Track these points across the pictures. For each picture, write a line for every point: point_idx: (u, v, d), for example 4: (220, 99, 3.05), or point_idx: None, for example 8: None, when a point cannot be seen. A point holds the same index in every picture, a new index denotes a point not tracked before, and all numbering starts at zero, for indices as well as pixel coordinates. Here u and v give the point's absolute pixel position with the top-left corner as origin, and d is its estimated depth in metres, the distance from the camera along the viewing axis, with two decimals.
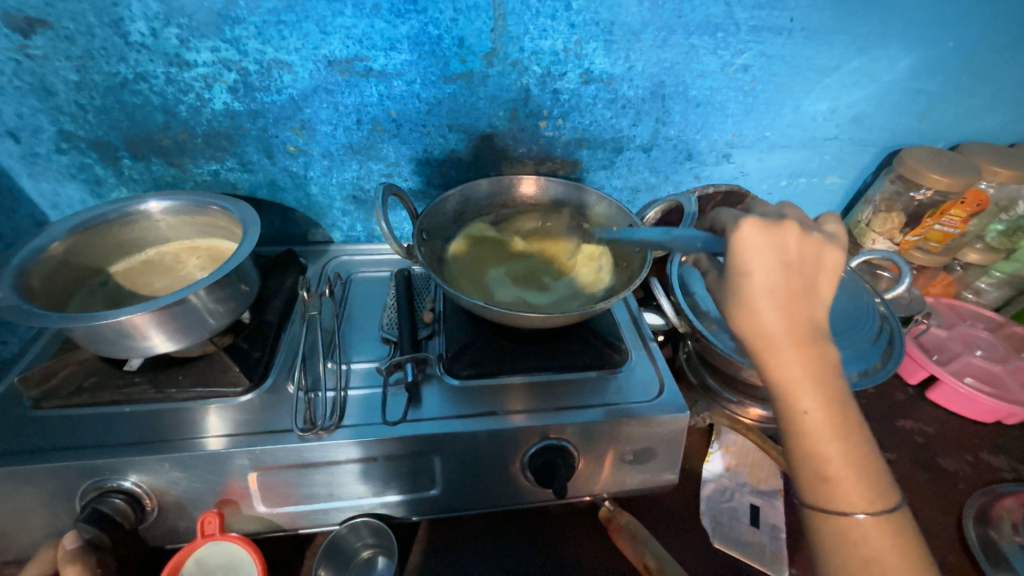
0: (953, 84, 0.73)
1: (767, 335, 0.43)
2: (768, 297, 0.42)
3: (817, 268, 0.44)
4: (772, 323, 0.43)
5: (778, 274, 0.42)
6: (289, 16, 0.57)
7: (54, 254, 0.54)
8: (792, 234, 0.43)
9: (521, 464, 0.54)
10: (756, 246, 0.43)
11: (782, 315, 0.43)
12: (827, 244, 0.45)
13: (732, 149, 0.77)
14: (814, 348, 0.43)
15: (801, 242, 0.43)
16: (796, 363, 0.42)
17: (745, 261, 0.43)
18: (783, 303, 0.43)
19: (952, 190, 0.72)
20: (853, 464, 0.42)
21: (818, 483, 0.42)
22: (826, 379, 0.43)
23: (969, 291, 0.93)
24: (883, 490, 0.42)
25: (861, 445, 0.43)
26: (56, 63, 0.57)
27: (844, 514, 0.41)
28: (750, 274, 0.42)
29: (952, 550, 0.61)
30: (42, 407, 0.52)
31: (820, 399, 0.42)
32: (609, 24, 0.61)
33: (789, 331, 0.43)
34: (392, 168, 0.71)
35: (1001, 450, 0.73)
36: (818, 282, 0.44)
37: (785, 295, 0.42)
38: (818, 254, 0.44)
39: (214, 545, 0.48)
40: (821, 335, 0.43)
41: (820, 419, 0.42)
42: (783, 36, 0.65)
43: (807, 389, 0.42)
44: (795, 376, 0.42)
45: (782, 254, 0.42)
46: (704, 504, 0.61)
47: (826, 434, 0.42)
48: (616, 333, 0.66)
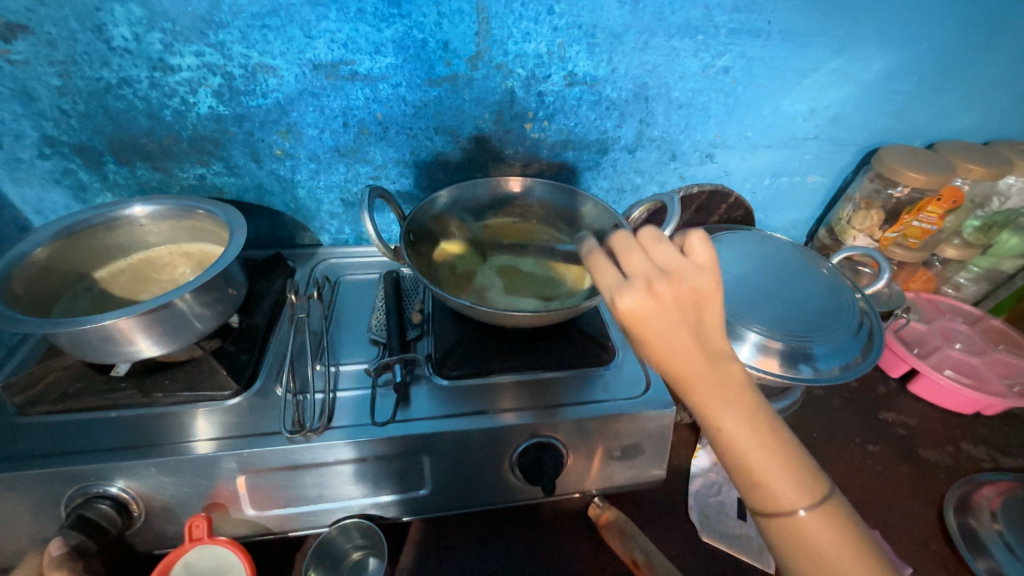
0: (928, 84, 0.75)
1: (670, 372, 0.40)
2: (662, 347, 0.39)
3: (697, 304, 0.39)
4: (671, 361, 0.40)
5: (668, 332, 0.39)
6: (273, 21, 0.57)
7: (38, 259, 0.54)
8: (664, 291, 0.38)
9: (510, 462, 0.55)
10: (642, 319, 0.39)
11: (677, 354, 0.39)
12: (701, 287, 0.39)
13: (715, 150, 0.78)
14: (716, 365, 0.40)
15: (672, 290, 0.38)
16: (702, 385, 0.40)
17: (636, 329, 0.39)
18: (678, 345, 0.39)
19: (928, 187, 0.74)
20: (784, 466, 0.40)
21: (751, 490, 0.40)
22: (735, 393, 0.40)
23: (948, 285, 0.96)
24: (815, 485, 0.40)
25: (788, 444, 0.40)
26: (38, 68, 0.57)
27: (785, 515, 0.39)
28: (644, 339, 0.40)
29: (934, 539, 0.62)
30: (26, 413, 0.51)
31: (734, 410, 0.40)
32: (592, 27, 0.62)
33: (688, 362, 0.40)
34: (380, 171, 0.72)
35: (981, 440, 0.75)
36: (704, 315, 0.40)
37: (676, 337, 0.39)
38: (693, 295, 0.39)
39: (202, 549, 0.47)
40: (719, 355, 0.40)
41: (737, 430, 0.39)
42: (762, 39, 0.66)
43: (718, 404, 0.40)
44: (707, 397, 0.40)
45: (665, 318, 0.38)
46: (692, 499, 0.62)
47: (750, 444, 0.39)
48: (604, 331, 0.66)
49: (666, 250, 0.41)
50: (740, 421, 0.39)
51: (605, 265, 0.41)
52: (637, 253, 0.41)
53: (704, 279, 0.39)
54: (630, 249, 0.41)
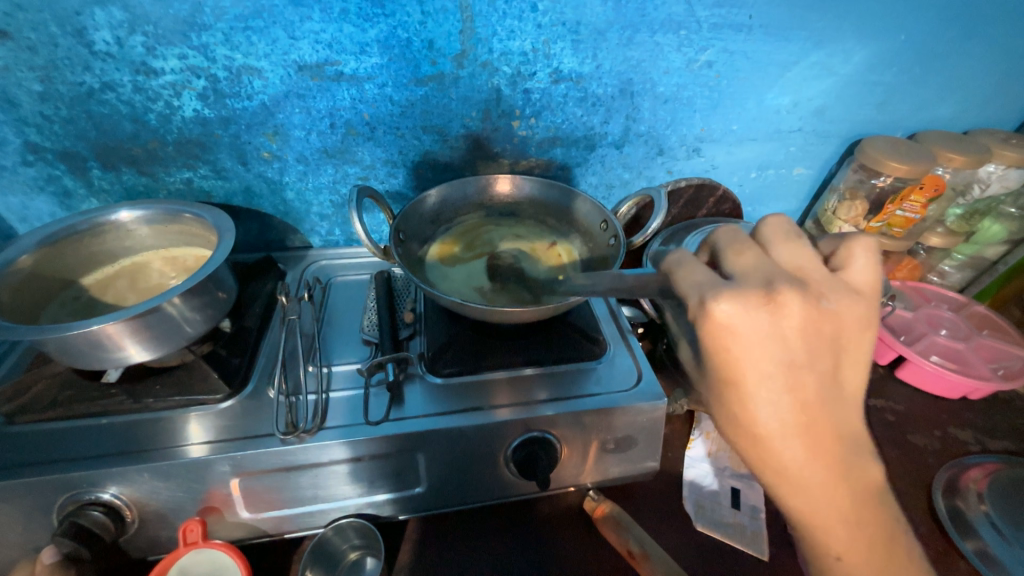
0: (906, 75, 0.77)
1: (793, 478, 0.41)
2: (786, 447, 0.40)
3: (835, 334, 0.41)
4: (793, 462, 0.40)
5: (784, 386, 0.40)
6: (256, 22, 0.57)
7: (23, 267, 0.54)
8: (792, 306, 0.39)
9: (505, 458, 0.55)
10: (738, 337, 0.39)
11: (802, 458, 0.40)
12: (844, 307, 0.41)
13: (702, 144, 0.79)
14: (844, 477, 0.41)
15: (810, 311, 0.40)
16: (827, 501, 0.41)
17: (740, 369, 0.40)
18: (805, 448, 0.40)
19: (911, 177, 0.75)
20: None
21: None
22: (858, 510, 0.41)
23: (934, 273, 0.97)
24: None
25: (909, 564, 0.41)
26: (18, 73, 0.57)
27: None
28: (751, 404, 0.40)
29: (924, 523, 0.63)
30: (14, 422, 0.51)
31: (852, 531, 0.41)
32: (576, 24, 0.63)
33: (817, 471, 0.40)
34: (369, 171, 0.72)
35: (968, 424, 0.76)
36: (838, 373, 0.41)
37: (802, 431, 0.40)
38: (834, 322, 0.41)
39: (197, 553, 0.47)
40: (849, 457, 0.41)
41: (853, 549, 0.41)
42: (743, 33, 0.67)
43: (839, 525, 0.41)
44: (819, 503, 0.41)
45: (780, 351, 0.39)
46: (687, 490, 0.63)
47: (871, 567, 0.40)
48: (594, 326, 0.67)
49: (795, 250, 0.44)
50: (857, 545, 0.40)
51: (692, 266, 0.43)
52: (753, 253, 0.44)
53: (850, 301, 0.41)
54: (741, 249, 0.45)
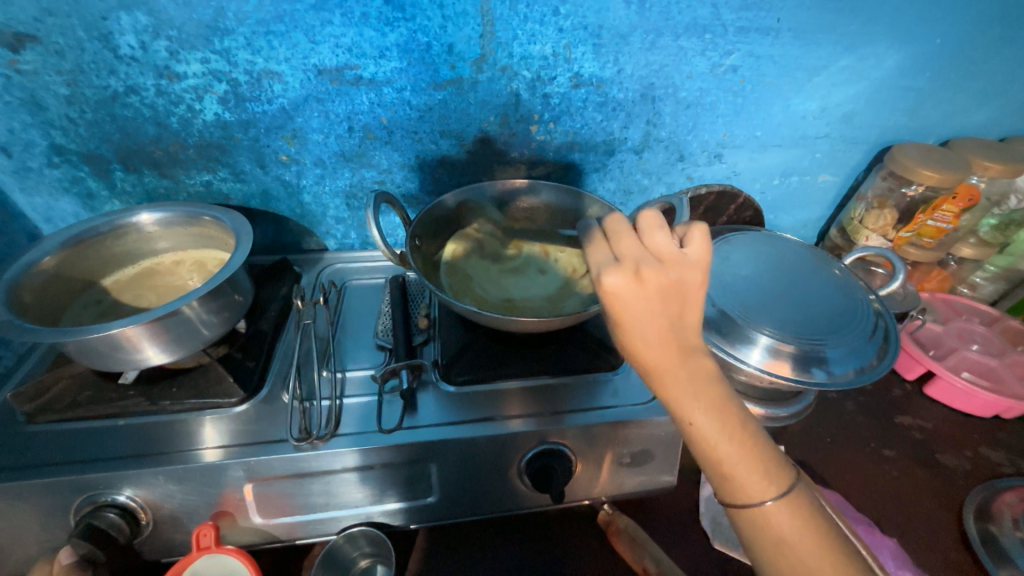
0: (940, 80, 0.74)
1: (643, 360, 0.40)
2: (637, 334, 0.40)
3: (682, 293, 0.39)
4: (644, 348, 0.40)
5: (645, 315, 0.39)
6: (278, 27, 0.57)
7: (46, 268, 0.54)
8: (649, 279, 0.39)
9: (518, 470, 0.54)
10: (622, 298, 0.39)
11: (648, 340, 0.40)
12: (682, 278, 0.39)
13: (724, 150, 0.77)
14: (685, 356, 0.40)
15: (659, 281, 0.39)
16: (676, 376, 0.39)
17: (615, 309, 0.40)
18: (654, 336, 0.39)
19: (943, 186, 0.72)
20: (750, 457, 0.39)
21: (720, 482, 0.40)
22: (705, 386, 0.39)
23: (964, 285, 0.94)
24: (779, 473, 0.39)
25: (753, 436, 0.40)
26: (46, 77, 0.58)
27: (751, 506, 0.38)
28: (620, 321, 0.40)
29: (954, 548, 0.60)
30: (36, 421, 0.51)
31: (709, 406, 0.39)
32: (597, 28, 0.62)
33: (661, 351, 0.39)
34: (385, 175, 0.72)
35: (1000, 445, 0.73)
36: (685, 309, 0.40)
37: (651, 321, 0.39)
38: (675, 285, 0.39)
39: (210, 558, 0.47)
40: (690, 346, 0.40)
41: (708, 423, 0.39)
42: (771, 37, 0.65)
43: (690, 398, 0.39)
44: (681, 392, 0.39)
45: (638, 301, 0.39)
46: (704, 505, 0.61)
47: (720, 437, 0.39)
48: (612, 336, 0.65)
49: (659, 235, 0.41)
50: (711, 417, 0.39)
51: (596, 244, 0.43)
52: (632, 239, 0.42)
53: (688, 269, 0.39)
54: (622, 234, 0.42)
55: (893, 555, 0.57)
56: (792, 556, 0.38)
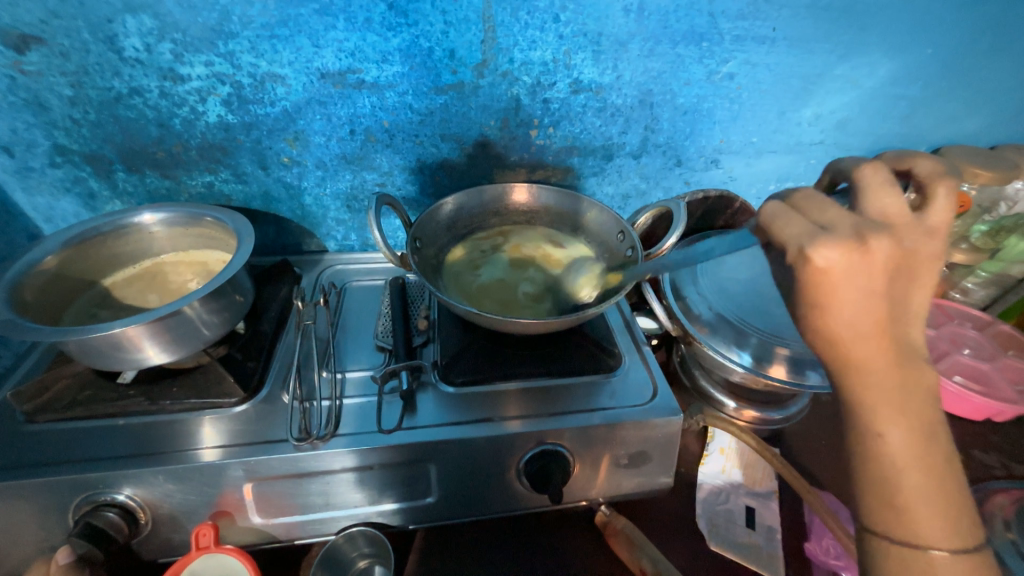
0: (932, 89, 0.75)
1: (845, 356, 0.38)
2: (852, 335, 0.37)
3: (911, 271, 0.38)
4: (855, 349, 0.37)
5: (863, 303, 0.36)
6: (282, 31, 0.58)
7: (47, 268, 0.54)
8: (882, 251, 0.36)
9: (516, 470, 0.55)
10: (842, 279, 0.36)
11: (864, 336, 0.37)
12: (919, 253, 0.38)
13: (720, 155, 0.78)
14: (906, 368, 0.38)
15: (896, 252, 0.36)
16: (883, 389, 0.38)
17: (826, 293, 0.36)
18: (865, 328, 0.37)
19: None
20: (937, 498, 0.38)
21: (886, 510, 0.38)
22: (914, 403, 0.38)
23: (957, 290, 0.95)
24: (961, 524, 0.38)
25: (950, 479, 0.38)
26: (50, 78, 0.58)
27: (917, 551, 0.37)
28: (828, 306, 0.37)
29: None
30: (34, 420, 0.51)
31: (910, 431, 0.37)
32: (597, 35, 0.63)
33: (875, 355, 0.37)
34: (386, 178, 0.72)
35: (991, 447, 0.74)
36: (909, 298, 0.38)
37: (875, 322, 0.37)
38: (908, 258, 0.38)
39: (209, 558, 0.47)
40: (911, 353, 0.38)
41: (903, 446, 0.37)
42: (767, 45, 0.67)
43: (893, 414, 0.38)
44: (876, 398, 0.38)
45: (869, 280, 0.36)
46: (700, 507, 0.62)
47: (910, 465, 0.37)
48: (610, 337, 0.66)
49: (894, 200, 0.40)
50: (907, 441, 0.37)
51: (789, 217, 0.39)
52: (837, 206, 0.39)
53: (923, 242, 0.39)
54: (819, 207, 0.40)
55: None
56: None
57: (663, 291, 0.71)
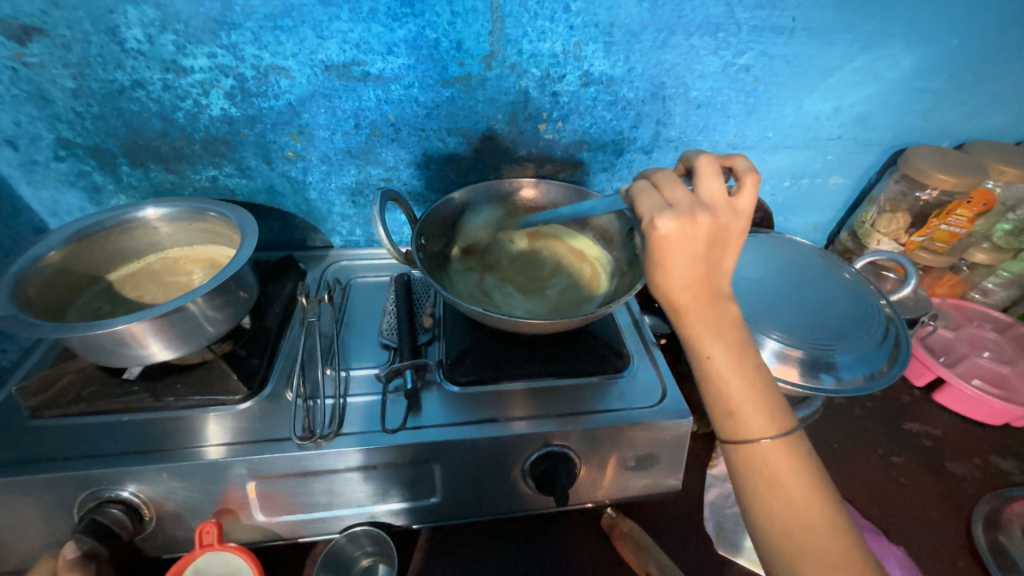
0: (957, 82, 0.72)
1: (676, 301, 0.45)
2: (674, 284, 0.44)
3: (723, 240, 0.44)
4: (680, 294, 0.44)
5: (688, 261, 0.43)
6: (286, 22, 0.57)
7: (51, 263, 0.54)
8: (702, 223, 0.42)
9: (522, 471, 0.54)
10: (670, 242, 0.42)
11: (687, 286, 0.44)
12: (733, 228, 0.44)
13: (734, 151, 0.76)
14: (717, 304, 0.45)
15: (712, 225, 0.43)
16: (702, 321, 0.45)
17: (662, 253, 0.43)
18: (687, 279, 0.44)
19: (958, 190, 0.71)
20: (755, 396, 0.44)
21: (724, 417, 0.45)
22: (727, 330, 0.45)
23: (976, 291, 0.92)
24: (781, 415, 0.44)
25: (764, 381, 0.45)
26: (53, 70, 0.57)
27: (751, 443, 0.43)
28: (664, 263, 0.44)
29: (963, 558, 0.59)
30: (39, 415, 0.51)
31: (727, 349, 0.45)
32: (609, 25, 0.61)
33: (694, 297, 0.44)
34: (391, 172, 0.71)
35: (1010, 453, 0.72)
36: (721, 258, 0.45)
37: (692, 272, 0.44)
38: (724, 232, 0.44)
39: (213, 555, 0.47)
40: (720, 293, 0.45)
41: (726, 363, 0.44)
42: (785, 36, 0.64)
43: (712, 338, 0.45)
44: (701, 330, 0.45)
45: (692, 244, 0.43)
46: (709, 510, 0.60)
47: (732, 376, 0.44)
48: (618, 337, 0.65)
49: (716, 183, 0.46)
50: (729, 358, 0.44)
51: (646, 195, 0.45)
52: (683, 187, 0.45)
53: (736, 221, 0.44)
54: (672, 184, 0.46)
55: (900, 565, 0.56)
56: (783, 493, 0.42)
57: None
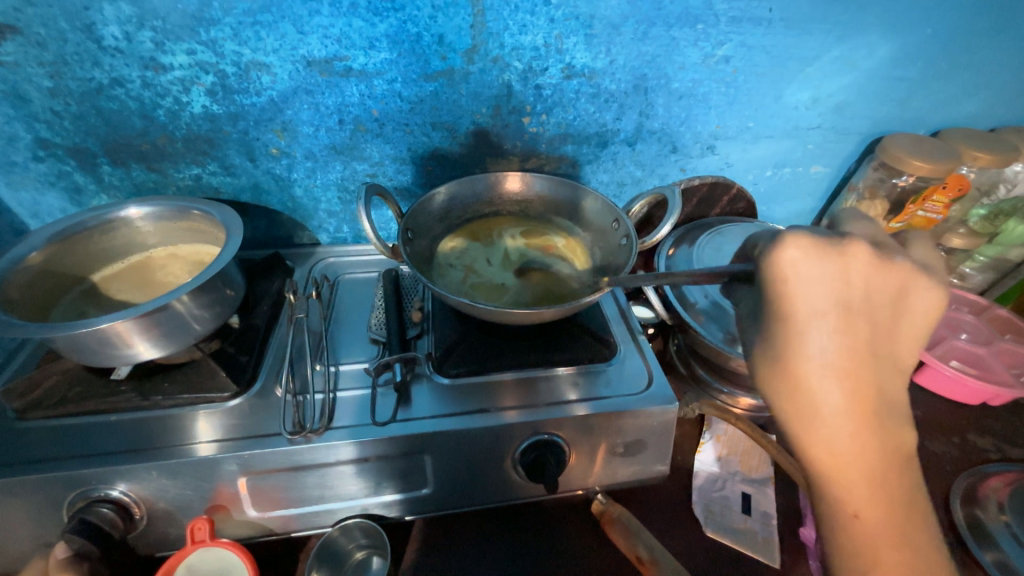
0: (932, 70, 0.74)
1: (819, 409, 0.38)
2: (819, 379, 0.38)
3: (890, 313, 0.39)
4: (824, 395, 0.38)
5: (834, 334, 0.38)
6: (265, 17, 0.56)
7: (33, 264, 0.54)
8: (856, 283, 0.38)
9: (512, 460, 0.54)
10: (807, 296, 0.38)
11: (842, 395, 0.38)
12: (901, 296, 0.40)
13: (716, 141, 0.77)
14: (876, 429, 0.38)
15: (867, 273, 0.39)
16: (846, 442, 0.38)
17: (799, 314, 0.38)
18: (835, 364, 0.38)
19: (934, 176, 0.73)
20: (916, 566, 0.38)
21: (864, 573, 0.39)
22: (882, 465, 0.39)
23: (954, 275, 0.94)
24: None
25: (919, 539, 0.39)
26: (28, 69, 0.57)
27: None
28: (798, 319, 0.38)
29: (942, 532, 0.61)
30: (25, 417, 0.51)
31: (873, 492, 0.39)
32: (589, 18, 0.61)
33: (846, 408, 0.38)
34: (377, 168, 0.71)
35: (987, 431, 0.74)
36: (883, 340, 0.39)
37: (841, 359, 0.38)
38: (890, 294, 0.39)
39: (205, 551, 0.47)
40: (883, 410, 0.39)
41: (867, 500, 0.39)
42: (763, 27, 0.65)
43: (857, 471, 0.39)
44: (848, 460, 0.38)
45: (847, 293, 0.38)
46: (697, 494, 0.62)
47: (872, 516, 0.39)
48: (605, 327, 0.66)
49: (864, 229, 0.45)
50: (875, 501, 0.39)
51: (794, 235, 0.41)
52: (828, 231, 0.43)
53: (910, 286, 0.40)
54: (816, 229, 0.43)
55: None
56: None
57: (658, 279, 0.70)
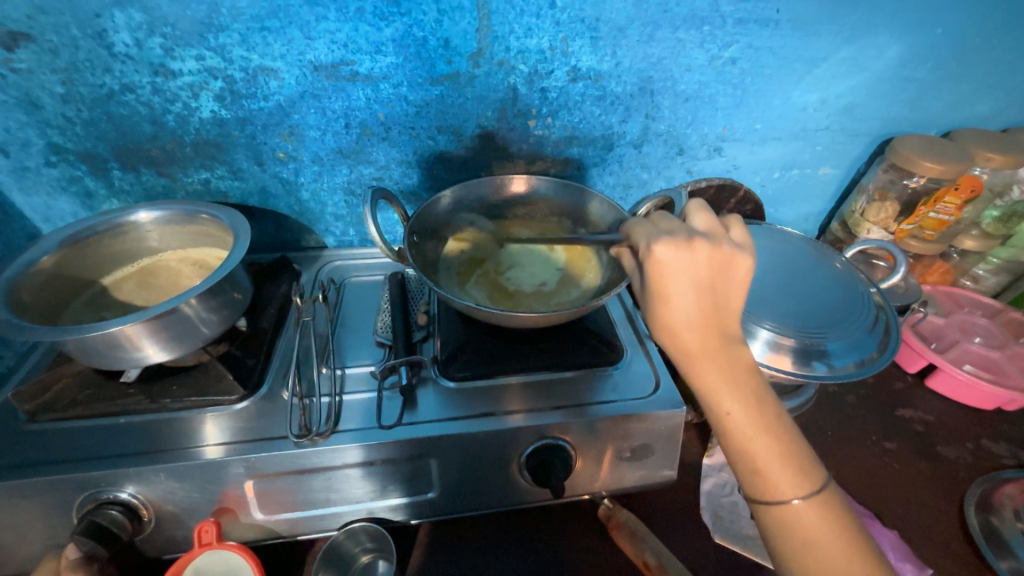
0: (943, 71, 0.73)
1: (685, 348, 0.42)
2: (681, 325, 0.42)
3: (727, 272, 0.43)
4: (687, 339, 0.42)
5: (691, 290, 0.42)
6: (273, 23, 0.57)
7: (44, 268, 0.54)
8: (702, 247, 0.42)
9: (518, 464, 0.54)
10: (668, 265, 0.42)
11: (696, 333, 0.42)
12: (740, 253, 0.44)
13: (723, 143, 0.76)
14: (730, 351, 0.42)
15: (708, 251, 0.42)
16: (714, 372, 0.42)
17: (660, 280, 0.42)
18: (693, 314, 0.42)
19: (946, 177, 0.71)
20: (782, 455, 0.42)
21: (750, 475, 0.42)
22: (743, 379, 0.42)
23: (967, 278, 0.93)
24: (812, 472, 0.42)
25: (788, 433, 0.42)
26: (41, 76, 0.57)
27: (780, 503, 0.41)
28: (664, 291, 0.42)
29: (956, 539, 0.60)
30: (37, 420, 0.52)
31: (743, 401, 0.42)
32: (595, 21, 0.61)
33: (704, 343, 0.42)
34: (383, 172, 0.71)
35: (1001, 436, 0.73)
36: (729, 290, 0.43)
37: (695, 308, 0.42)
38: (727, 259, 0.43)
39: (212, 554, 0.47)
40: (732, 339, 0.43)
41: (746, 420, 0.41)
42: (771, 28, 0.65)
43: (729, 393, 0.42)
44: (717, 383, 0.42)
45: (692, 267, 0.42)
46: (705, 499, 0.61)
47: (753, 433, 0.42)
48: (612, 331, 0.65)
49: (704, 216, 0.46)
50: (749, 407, 0.42)
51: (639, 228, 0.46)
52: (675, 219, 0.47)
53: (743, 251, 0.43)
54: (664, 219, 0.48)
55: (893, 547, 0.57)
56: (818, 551, 0.40)
57: None
